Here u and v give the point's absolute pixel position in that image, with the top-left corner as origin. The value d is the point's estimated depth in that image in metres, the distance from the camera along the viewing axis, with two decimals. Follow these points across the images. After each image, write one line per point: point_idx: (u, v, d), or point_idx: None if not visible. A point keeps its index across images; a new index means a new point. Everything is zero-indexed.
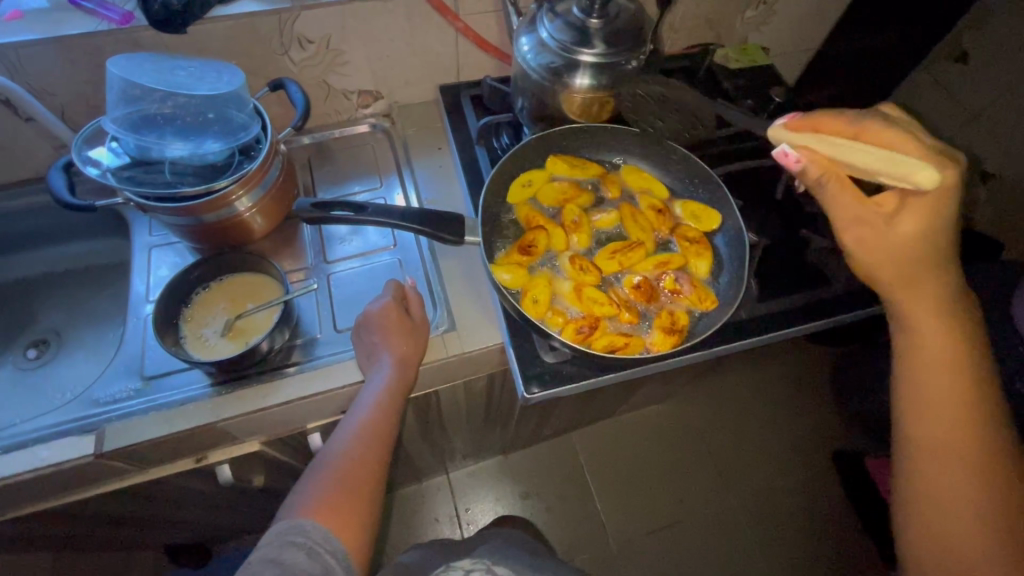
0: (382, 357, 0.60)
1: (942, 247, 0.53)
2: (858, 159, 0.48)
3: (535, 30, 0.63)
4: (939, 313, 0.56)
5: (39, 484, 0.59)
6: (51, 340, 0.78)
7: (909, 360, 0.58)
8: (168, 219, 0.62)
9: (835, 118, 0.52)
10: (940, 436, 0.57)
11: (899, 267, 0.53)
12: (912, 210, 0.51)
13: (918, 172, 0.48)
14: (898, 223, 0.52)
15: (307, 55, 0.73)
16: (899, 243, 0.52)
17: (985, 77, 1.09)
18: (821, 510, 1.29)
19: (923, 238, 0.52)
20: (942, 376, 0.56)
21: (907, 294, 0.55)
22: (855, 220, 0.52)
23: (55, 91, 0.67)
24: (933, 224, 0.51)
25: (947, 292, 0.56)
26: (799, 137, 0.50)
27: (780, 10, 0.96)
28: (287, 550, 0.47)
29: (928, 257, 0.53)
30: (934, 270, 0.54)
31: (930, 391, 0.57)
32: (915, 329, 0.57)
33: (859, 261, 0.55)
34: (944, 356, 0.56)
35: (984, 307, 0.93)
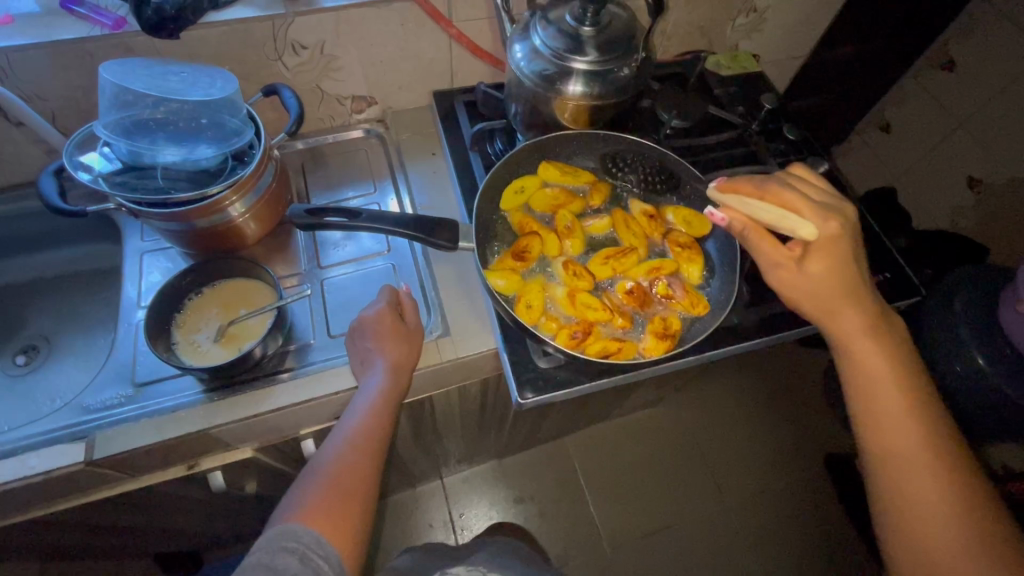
0: (375, 362, 0.60)
1: (853, 281, 0.56)
2: (767, 214, 0.55)
3: (529, 37, 0.64)
4: (874, 339, 0.56)
5: (27, 493, 0.58)
6: (41, 346, 0.77)
7: (858, 387, 0.57)
8: (161, 224, 0.62)
9: (750, 179, 0.58)
10: (902, 460, 0.54)
11: (815, 301, 0.57)
12: (819, 254, 0.55)
13: (806, 226, 0.54)
14: (809, 266, 0.56)
15: (301, 60, 0.73)
16: (815, 284, 0.56)
17: (970, 84, 1.11)
18: (814, 513, 1.30)
19: (833, 277, 0.56)
20: (890, 398, 0.55)
21: (839, 320, 0.57)
22: (774, 265, 0.58)
23: (46, 96, 0.66)
24: (837, 267, 0.56)
25: (875, 320, 0.57)
26: (724, 196, 0.56)
27: (770, 17, 0.97)
28: (278, 555, 0.47)
29: (842, 291, 0.56)
30: (854, 301, 0.56)
31: (882, 413, 0.55)
32: (854, 356, 0.57)
33: (786, 300, 0.59)
34: (888, 380, 0.55)
35: (972, 311, 0.95)
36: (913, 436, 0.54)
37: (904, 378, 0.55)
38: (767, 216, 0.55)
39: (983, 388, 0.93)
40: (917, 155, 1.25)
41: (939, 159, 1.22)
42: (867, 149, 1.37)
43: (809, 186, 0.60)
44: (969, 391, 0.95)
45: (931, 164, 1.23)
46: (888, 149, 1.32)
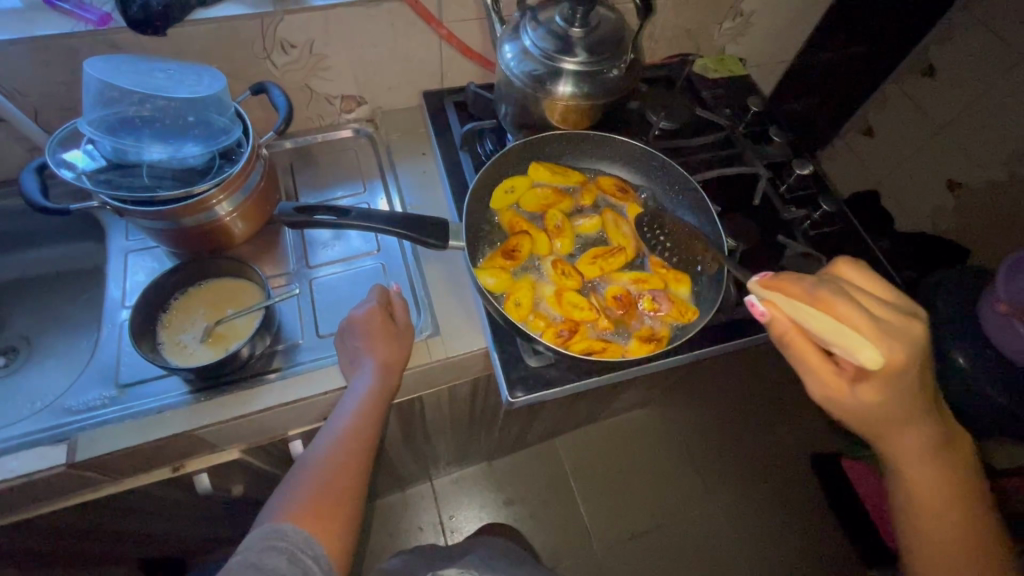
0: (364, 361, 0.60)
1: (920, 405, 0.51)
2: (818, 327, 0.45)
3: (519, 38, 0.64)
4: (929, 461, 0.55)
5: (5, 496, 0.56)
6: (21, 348, 0.76)
7: (911, 505, 0.57)
8: (146, 223, 0.61)
9: (803, 277, 0.49)
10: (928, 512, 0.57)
11: (872, 421, 0.51)
12: (878, 381, 0.48)
13: (866, 350, 0.44)
14: (861, 390, 0.49)
15: (290, 59, 0.72)
16: (869, 408, 0.50)
17: (950, 90, 1.14)
18: (800, 510, 1.32)
19: (893, 405, 0.50)
20: (940, 519, 0.57)
21: (890, 431, 0.53)
22: (829, 390, 0.51)
23: (27, 92, 0.65)
24: (897, 395, 0.49)
25: (934, 441, 0.54)
26: (771, 294, 0.48)
27: (756, 21, 0.98)
28: (267, 554, 0.47)
29: (905, 417, 0.51)
30: (914, 425, 0.52)
31: (934, 532, 0.57)
32: (908, 477, 0.56)
33: (842, 421, 0.53)
34: (928, 467, 0.55)
35: (953, 309, 0.97)
36: (953, 526, 0.56)
37: (956, 495, 0.56)
38: (816, 327, 0.45)
39: (965, 386, 0.95)
40: (899, 158, 1.28)
41: (919, 163, 1.24)
42: (850, 153, 1.39)
43: (866, 295, 0.50)
44: (952, 389, 0.97)
45: (912, 167, 1.26)
46: (870, 152, 1.34)
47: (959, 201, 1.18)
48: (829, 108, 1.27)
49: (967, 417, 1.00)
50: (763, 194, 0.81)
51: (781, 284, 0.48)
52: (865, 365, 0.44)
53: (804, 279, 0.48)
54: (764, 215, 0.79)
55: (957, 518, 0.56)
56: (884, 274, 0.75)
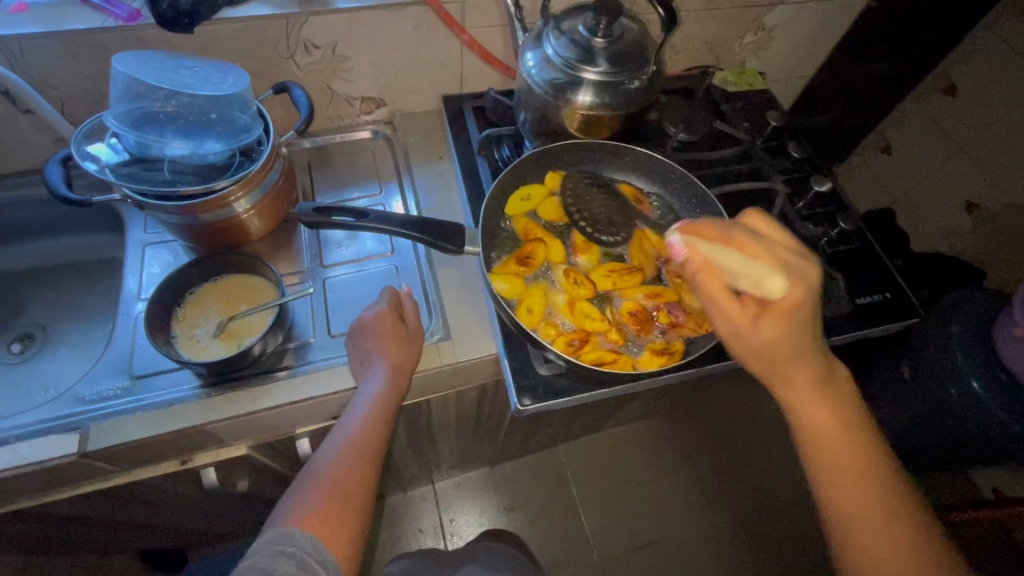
0: (375, 364, 0.60)
1: (810, 338, 0.50)
2: (735, 269, 0.46)
3: (541, 46, 0.65)
4: (825, 399, 0.52)
5: (15, 483, 0.57)
6: (37, 334, 0.77)
7: (816, 453, 0.52)
8: (165, 217, 0.62)
9: (714, 221, 0.49)
10: (834, 458, 0.51)
11: (772, 358, 0.50)
12: (777, 317, 0.48)
13: (775, 281, 0.45)
14: (762, 326, 0.49)
15: (313, 60, 0.73)
16: (767, 344, 0.49)
17: (971, 110, 1.13)
18: (803, 529, 1.30)
19: (791, 341, 0.49)
20: (853, 471, 0.51)
21: (784, 364, 0.51)
22: (730, 324, 0.51)
23: (56, 85, 0.66)
24: (793, 331, 0.49)
25: (825, 377, 0.52)
26: (687, 234, 0.47)
27: (778, 36, 0.98)
28: (277, 560, 0.46)
29: (795, 349, 0.50)
30: (806, 360, 0.50)
31: (846, 483, 0.50)
32: (806, 421, 0.52)
33: (736, 355, 0.52)
34: (822, 404, 0.52)
35: (968, 332, 0.95)
36: (863, 477, 0.51)
37: (862, 444, 0.52)
38: (732, 269, 0.46)
39: (979, 412, 0.94)
40: (917, 176, 1.26)
41: (938, 183, 1.23)
42: (868, 170, 1.38)
43: (773, 237, 0.50)
44: (965, 414, 0.96)
45: (931, 186, 1.24)
46: (887, 170, 1.33)
47: (977, 223, 1.17)
48: (848, 124, 1.26)
49: (979, 443, 0.99)
50: (781, 211, 0.80)
51: (701, 227, 0.48)
52: (773, 297, 0.46)
53: (721, 222, 0.49)
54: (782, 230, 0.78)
55: (867, 467, 0.51)
56: (902, 294, 0.74)
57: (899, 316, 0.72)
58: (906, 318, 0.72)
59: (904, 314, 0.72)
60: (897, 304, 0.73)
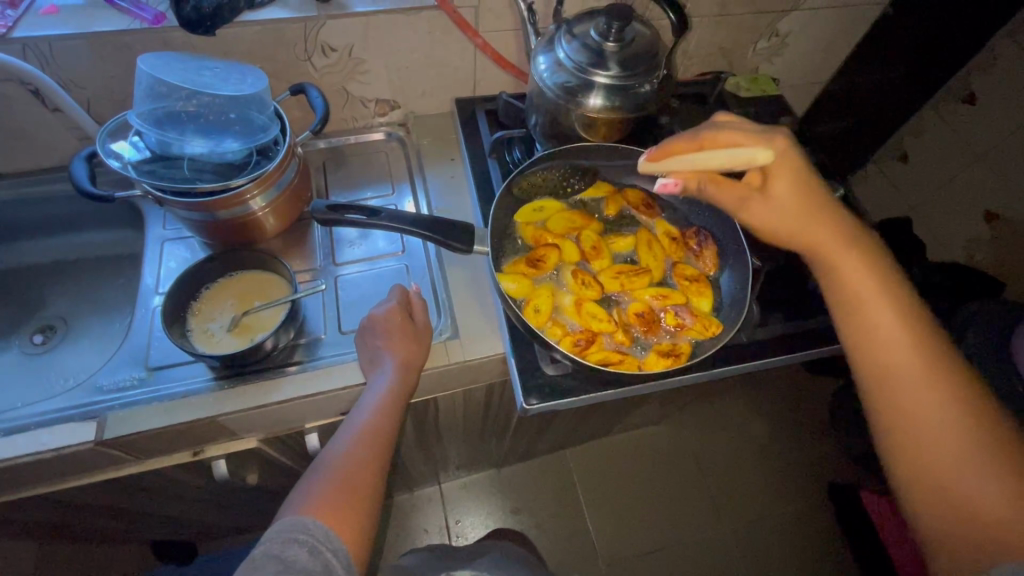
0: (384, 361, 0.61)
1: (821, 198, 0.55)
2: (721, 160, 0.50)
3: (553, 50, 0.65)
4: (856, 257, 0.55)
5: (34, 469, 0.59)
6: (58, 326, 0.79)
7: (852, 315, 0.55)
8: (184, 213, 0.64)
9: (677, 134, 0.52)
10: (873, 316, 0.54)
11: (792, 221, 0.55)
12: (778, 180, 0.54)
13: (762, 154, 0.51)
14: (774, 190, 0.54)
15: (330, 62, 0.75)
16: (785, 208, 0.55)
17: (990, 118, 1.11)
18: (812, 539, 1.28)
19: (802, 197, 0.54)
20: (886, 322, 0.54)
21: (814, 229, 0.55)
22: (740, 203, 0.56)
23: (83, 84, 0.69)
24: (800, 187, 0.54)
25: (849, 234, 0.56)
26: (662, 164, 0.51)
27: (793, 42, 0.98)
28: (289, 547, 0.47)
29: (813, 207, 0.55)
30: (828, 217, 0.55)
31: (883, 331, 0.54)
32: (841, 282, 0.56)
33: (766, 235, 0.57)
34: (857, 266, 0.55)
35: (984, 343, 0.93)
36: (909, 335, 0.53)
37: (898, 304, 0.54)
38: (722, 160, 0.50)
39: None
40: (935, 185, 1.25)
41: (956, 191, 1.21)
42: (884, 178, 1.37)
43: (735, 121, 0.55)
44: None
45: (948, 195, 1.23)
46: (904, 179, 1.32)
47: (996, 232, 1.16)
48: (864, 131, 1.25)
49: None
50: None
51: (672, 147, 0.51)
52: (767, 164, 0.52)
53: (681, 132, 0.52)
54: None
55: (899, 315, 0.54)
56: None
57: None
58: None
59: None
60: None
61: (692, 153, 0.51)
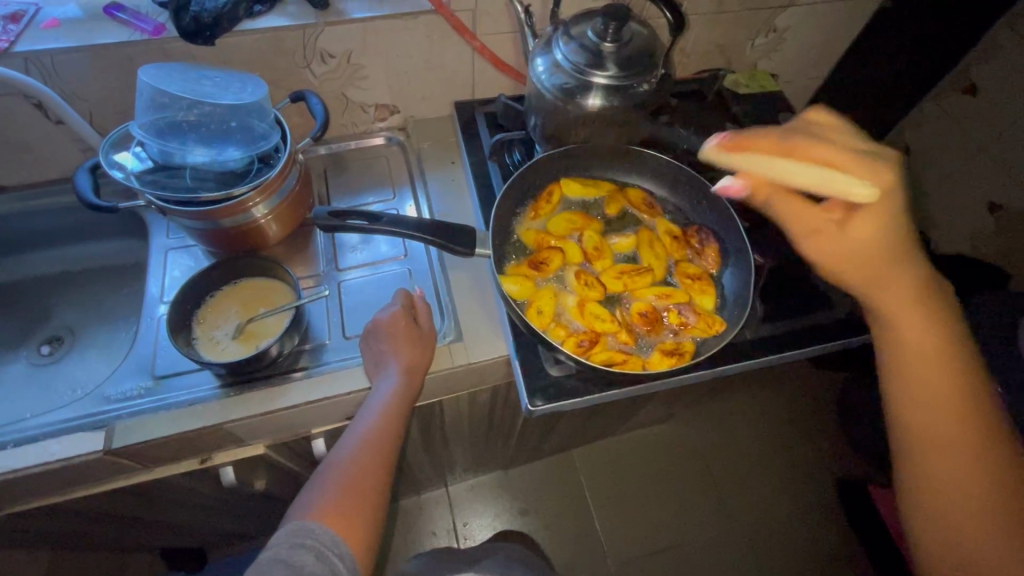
0: (389, 365, 0.61)
1: (901, 244, 0.52)
2: (802, 177, 0.47)
3: (551, 51, 0.66)
4: (922, 317, 0.55)
5: (45, 479, 0.59)
6: (65, 337, 0.80)
7: (900, 373, 0.55)
8: (187, 222, 0.64)
9: (765, 133, 0.49)
10: (919, 378, 0.54)
11: (861, 265, 0.53)
12: (864, 217, 0.50)
13: (858, 186, 0.47)
14: (854, 225, 0.51)
15: (329, 69, 0.75)
16: (857, 246, 0.52)
17: (991, 109, 1.11)
18: (822, 535, 1.28)
19: (882, 240, 0.51)
20: (934, 385, 0.54)
21: (882, 287, 0.54)
22: (810, 230, 0.53)
23: (85, 96, 0.69)
24: (888, 227, 0.50)
25: (922, 292, 0.55)
26: (733, 161, 0.48)
27: (791, 38, 0.98)
28: (296, 551, 0.48)
29: (890, 257, 0.52)
30: (905, 270, 0.53)
31: (928, 391, 0.54)
32: (899, 339, 0.55)
33: (826, 267, 0.54)
34: (914, 325, 0.55)
35: (993, 336, 0.92)
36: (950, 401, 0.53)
37: (952, 367, 0.54)
38: (799, 175, 0.47)
39: None
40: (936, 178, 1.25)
41: (958, 183, 1.21)
42: (886, 172, 1.36)
43: (835, 136, 0.52)
44: None
45: (951, 188, 1.23)
46: (906, 172, 1.31)
47: (999, 224, 1.15)
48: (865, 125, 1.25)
49: None
50: None
51: (743, 144, 0.49)
52: (859, 201, 0.47)
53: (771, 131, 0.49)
54: None
55: (948, 375, 0.54)
56: None
57: None
58: None
59: None
60: None
61: (774, 157, 0.48)
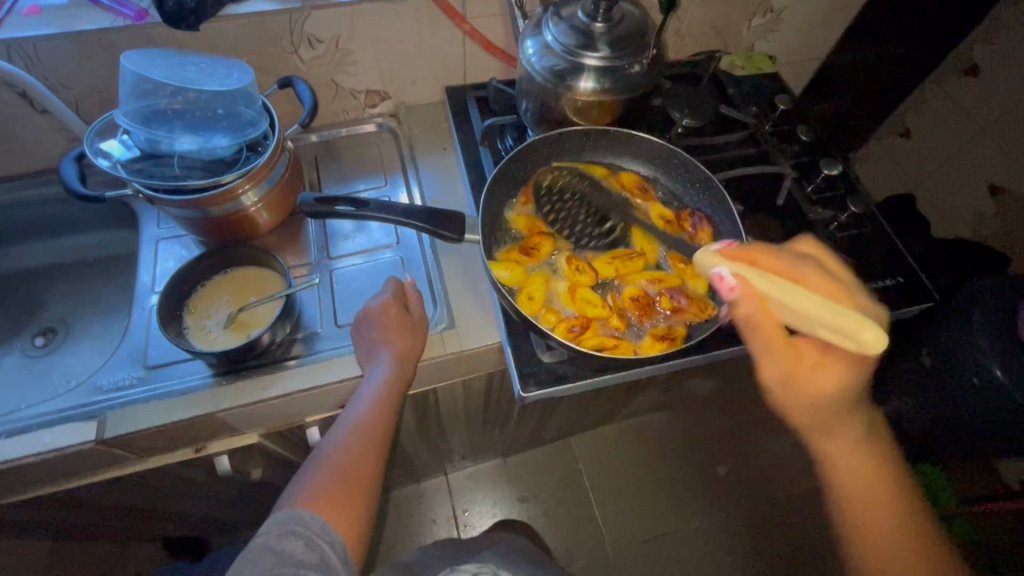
0: (380, 353, 0.61)
1: (856, 390, 0.48)
2: (813, 305, 0.42)
3: (541, 33, 0.64)
4: (856, 441, 0.52)
5: (39, 469, 0.59)
6: (58, 328, 0.80)
7: (840, 493, 0.53)
8: (176, 211, 0.63)
9: (772, 259, 0.47)
10: (860, 500, 0.52)
11: (818, 410, 0.49)
12: (835, 367, 0.47)
13: (867, 330, 0.42)
14: (821, 375, 0.47)
15: (317, 54, 0.74)
16: (818, 392, 0.48)
17: (993, 91, 1.09)
18: (819, 520, 1.28)
19: (846, 390, 0.48)
20: (874, 504, 0.52)
21: (822, 421, 0.50)
22: (786, 371, 0.47)
23: (69, 84, 0.68)
24: (851, 380, 0.47)
25: (860, 423, 0.51)
26: (746, 270, 0.44)
27: (788, 18, 0.96)
28: (285, 539, 0.49)
29: (839, 402, 0.49)
30: (842, 402, 0.50)
31: (870, 510, 0.51)
32: (834, 463, 0.52)
33: (780, 402, 0.50)
34: (848, 451, 0.52)
35: (994, 319, 0.91)
36: (888, 517, 0.52)
37: (886, 484, 0.52)
38: (813, 305, 0.42)
39: (1001, 399, 0.91)
40: (937, 160, 1.23)
41: (959, 166, 1.20)
42: (885, 154, 1.35)
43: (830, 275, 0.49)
44: (988, 402, 0.93)
45: (952, 170, 1.21)
46: (906, 155, 1.30)
47: (1001, 207, 1.14)
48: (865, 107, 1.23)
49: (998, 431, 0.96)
50: (789, 195, 0.80)
51: (753, 255, 0.47)
52: (865, 347, 0.42)
53: (772, 257, 0.47)
54: (791, 215, 0.78)
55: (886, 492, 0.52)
56: (915, 279, 0.72)
57: (911, 301, 0.71)
58: (920, 302, 0.71)
59: (918, 299, 0.71)
60: (909, 289, 0.72)
61: (784, 282, 0.43)
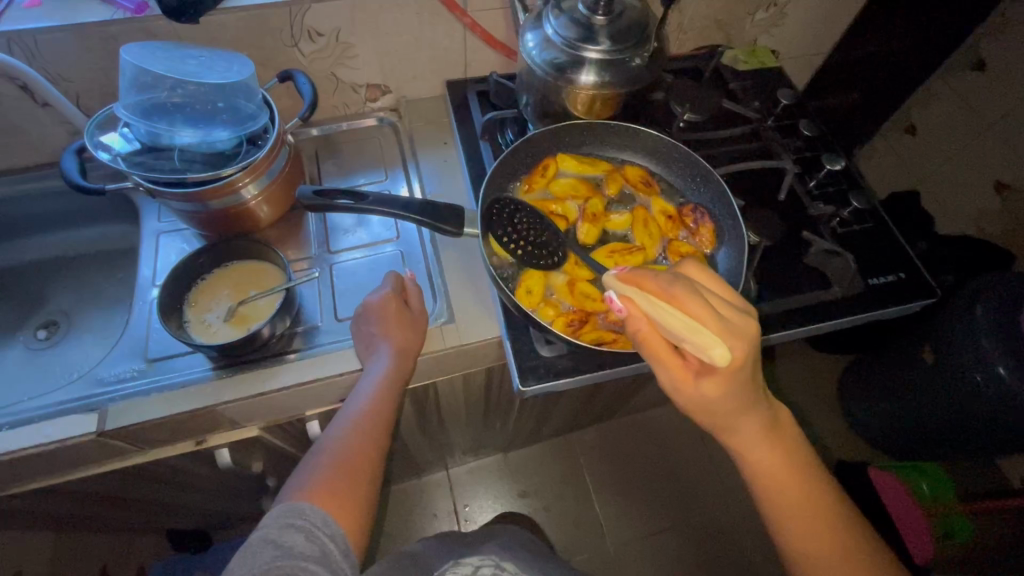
0: (380, 347, 0.61)
1: (750, 392, 0.48)
2: (664, 322, 0.42)
3: (541, 27, 0.64)
4: (771, 441, 0.51)
5: (41, 461, 0.60)
6: (61, 322, 0.80)
7: (769, 497, 0.52)
8: (176, 204, 0.63)
9: (660, 274, 0.44)
10: (792, 501, 0.51)
11: (716, 415, 0.49)
12: (716, 377, 0.45)
13: (717, 346, 0.41)
14: (705, 385, 0.46)
15: (317, 48, 0.74)
16: (710, 401, 0.47)
17: (998, 86, 1.08)
18: None
19: (732, 397, 0.47)
20: (803, 505, 0.51)
21: (737, 424, 0.50)
22: (674, 380, 0.47)
23: (70, 78, 0.68)
24: (736, 388, 0.46)
25: (769, 423, 0.51)
26: (625, 287, 0.44)
27: (792, 12, 0.95)
28: (286, 532, 0.48)
29: (739, 406, 0.48)
30: (752, 413, 0.49)
31: (796, 527, 0.51)
32: (754, 466, 0.51)
33: (682, 408, 0.50)
34: (769, 452, 0.51)
35: (997, 315, 0.91)
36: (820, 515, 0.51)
37: (810, 483, 0.52)
38: (670, 325, 0.42)
39: (1003, 396, 0.90)
40: (942, 156, 1.23)
41: (964, 162, 1.19)
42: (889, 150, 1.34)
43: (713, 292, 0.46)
44: (991, 399, 0.92)
45: (957, 166, 1.21)
46: (911, 151, 1.29)
47: (1006, 203, 1.13)
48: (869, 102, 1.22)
49: (1001, 429, 0.95)
50: (791, 190, 0.79)
51: (639, 277, 0.44)
52: (715, 363, 0.42)
53: (662, 275, 0.44)
54: (792, 210, 0.77)
55: (815, 497, 0.51)
56: (918, 276, 0.72)
57: (912, 296, 0.70)
58: (921, 299, 0.70)
59: (919, 295, 0.70)
60: (911, 284, 0.71)
61: (655, 299, 0.43)
